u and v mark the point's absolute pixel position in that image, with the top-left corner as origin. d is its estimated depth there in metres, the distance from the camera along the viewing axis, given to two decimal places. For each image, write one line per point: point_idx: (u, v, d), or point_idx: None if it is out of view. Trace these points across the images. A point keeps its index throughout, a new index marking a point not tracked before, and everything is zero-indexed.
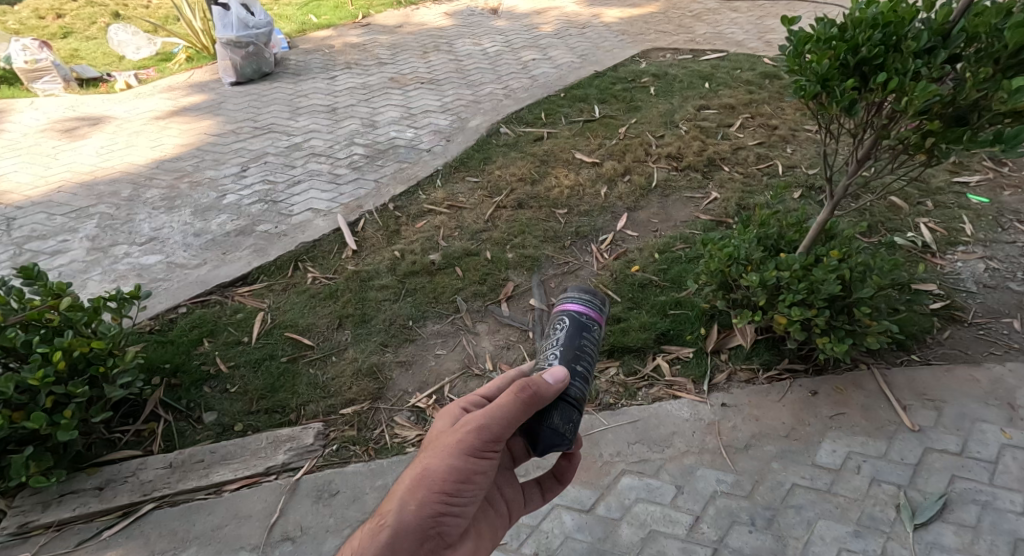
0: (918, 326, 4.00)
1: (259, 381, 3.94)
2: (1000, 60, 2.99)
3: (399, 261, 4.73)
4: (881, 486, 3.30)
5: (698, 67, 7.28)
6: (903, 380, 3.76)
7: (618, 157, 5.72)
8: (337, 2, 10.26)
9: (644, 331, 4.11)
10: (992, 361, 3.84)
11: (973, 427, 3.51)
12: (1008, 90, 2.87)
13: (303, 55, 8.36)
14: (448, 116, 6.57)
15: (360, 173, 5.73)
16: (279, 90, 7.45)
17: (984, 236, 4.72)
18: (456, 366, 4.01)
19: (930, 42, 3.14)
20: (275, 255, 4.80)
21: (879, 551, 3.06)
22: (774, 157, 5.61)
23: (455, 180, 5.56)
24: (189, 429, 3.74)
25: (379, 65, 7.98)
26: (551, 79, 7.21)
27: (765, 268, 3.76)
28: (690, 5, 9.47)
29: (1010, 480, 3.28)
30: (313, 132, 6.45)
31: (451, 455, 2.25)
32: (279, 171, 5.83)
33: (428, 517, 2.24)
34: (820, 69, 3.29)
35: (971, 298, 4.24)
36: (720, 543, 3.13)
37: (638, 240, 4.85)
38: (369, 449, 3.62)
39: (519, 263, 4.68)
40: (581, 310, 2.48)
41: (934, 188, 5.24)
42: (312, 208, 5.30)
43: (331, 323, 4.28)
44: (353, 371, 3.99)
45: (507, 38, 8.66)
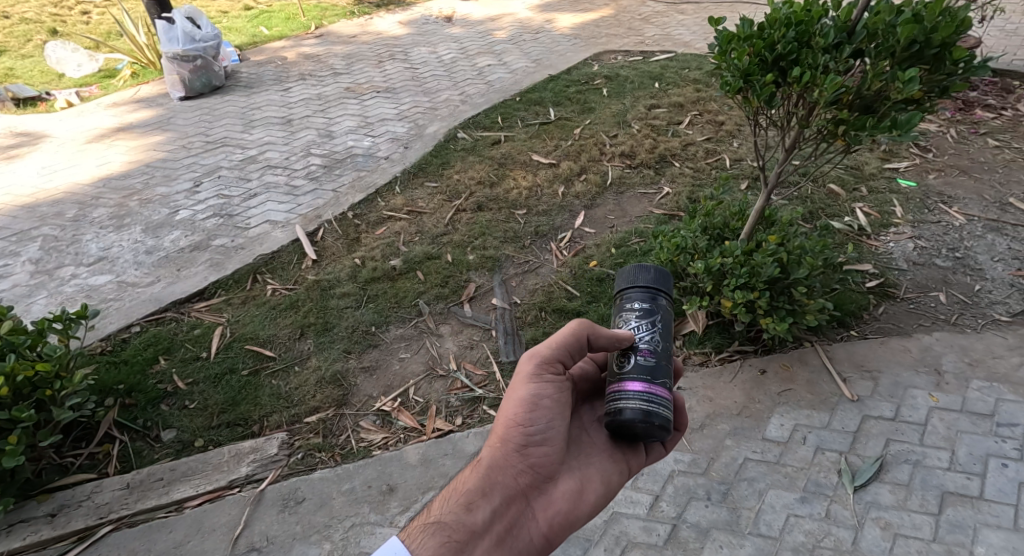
0: (855, 303, 4.14)
1: (219, 395, 3.89)
2: (896, 53, 3.15)
3: (360, 268, 4.71)
4: (825, 454, 3.43)
5: (649, 68, 7.40)
6: (843, 354, 3.89)
7: (574, 157, 5.79)
8: (288, 13, 10.19)
9: (603, 323, 4.17)
10: (921, 332, 3.99)
11: (905, 394, 3.66)
12: (901, 80, 3.03)
13: (255, 67, 8.28)
14: (405, 124, 6.57)
15: (317, 183, 5.70)
16: (232, 102, 7.37)
17: (913, 217, 4.91)
18: (420, 368, 4.03)
19: (837, 38, 3.27)
20: (232, 269, 4.75)
21: (824, 515, 3.20)
22: (721, 152, 5.74)
23: (414, 185, 5.56)
24: (147, 448, 3.68)
25: (333, 75, 7.94)
26: (506, 84, 7.26)
27: (710, 255, 3.88)
28: (638, 9, 9.62)
29: (939, 440, 3.44)
30: (268, 144, 6.40)
31: (518, 388, 2.58)
32: (233, 184, 5.76)
33: (513, 450, 2.56)
34: (741, 65, 3.39)
35: (903, 275, 4.40)
36: (679, 519, 3.22)
37: (595, 236, 4.92)
38: (335, 455, 3.61)
39: (480, 264, 4.71)
40: (656, 392, 2.42)
41: (868, 174, 5.42)
42: (269, 220, 5.25)
43: (292, 332, 4.25)
44: (317, 379, 3.97)
45: (461, 45, 8.69)
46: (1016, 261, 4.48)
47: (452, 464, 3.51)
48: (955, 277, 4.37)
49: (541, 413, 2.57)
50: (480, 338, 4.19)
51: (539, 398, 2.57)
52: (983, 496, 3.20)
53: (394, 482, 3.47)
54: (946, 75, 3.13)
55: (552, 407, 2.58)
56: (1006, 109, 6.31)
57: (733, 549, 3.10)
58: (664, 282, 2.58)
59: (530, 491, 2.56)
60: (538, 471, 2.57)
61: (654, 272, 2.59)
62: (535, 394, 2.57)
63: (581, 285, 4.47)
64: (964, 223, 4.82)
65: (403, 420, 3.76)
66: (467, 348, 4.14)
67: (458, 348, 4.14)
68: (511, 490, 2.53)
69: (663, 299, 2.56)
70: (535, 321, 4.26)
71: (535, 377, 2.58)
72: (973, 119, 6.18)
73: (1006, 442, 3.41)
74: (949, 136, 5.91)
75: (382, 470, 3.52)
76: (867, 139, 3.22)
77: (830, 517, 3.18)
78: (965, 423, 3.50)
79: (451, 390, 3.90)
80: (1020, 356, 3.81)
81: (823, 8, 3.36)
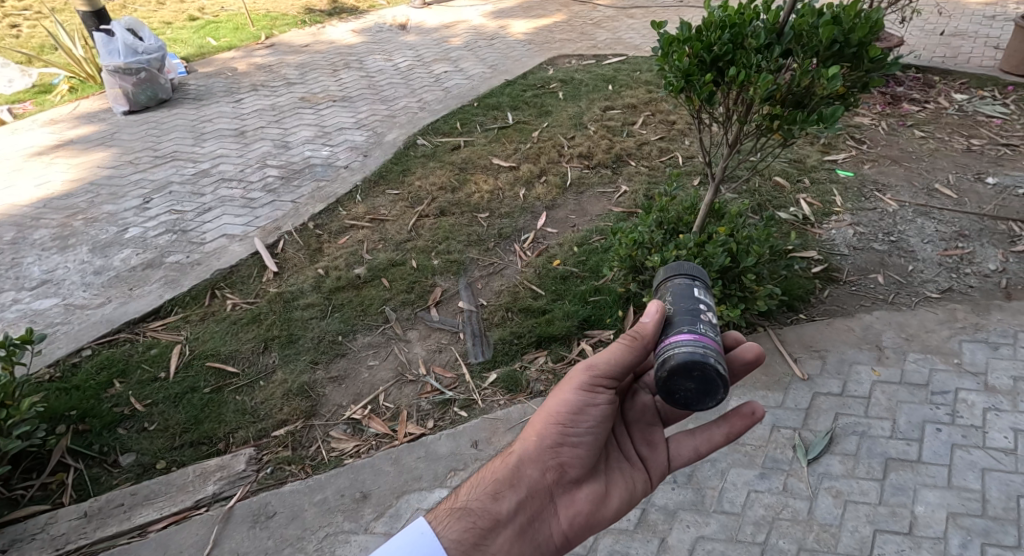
0: (802, 288, 4.30)
1: (181, 415, 3.84)
2: (820, 52, 3.29)
3: (323, 278, 4.69)
4: (780, 431, 3.60)
5: (603, 71, 7.50)
6: (793, 336, 4.05)
7: (533, 159, 5.85)
8: (236, 24, 10.06)
9: (568, 319, 4.24)
10: (863, 312, 4.18)
11: (850, 370, 3.85)
12: (826, 78, 3.18)
13: (203, 79, 8.17)
14: (364, 132, 6.56)
15: (275, 195, 5.65)
16: (180, 115, 7.26)
17: (851, 205, 5.08)
18: (389, 375, 4.03)
19: (768, 39, 3.43)
20: (188, 285, 4.69)
21: (781, 489, 3.37)
22: (674, 150, 5.85)
23: (376, 194, 5.55)
24: (105, 474, 3.61)
25: (287, 85, 7.88)
26: (464, 90, 7.29)
27: (666, 248, 4.00)
28: (590, 14, 9.74)
29: (882, 410, 3.65)
30: (221, 157, 6.32)
31: (563, 390, 2.64)
32: (186, 199, 5.69)
33: (547, 448, 2.62)
34: (681, 66, 3.46)
35: (846, 260, 4.58)
36: (647, 503, 3.36)
37: (558, 236, 4.98)
38: (305, 467, 3.60)
39: (445, 268, 4.73)
40: (696, 339, 2.45)
41: (809, 167, 5.57)
42: (227, 234, 5.20)
43: (255, 347, 4.21)
44: (284, 392, 3.94)
45: (417, 52, 8.69)
46: (945, 241, 4.69)
47: (424, 467, 3.54)
48: (891, 260, 4.57)
49: (582, 418, 2.62)
50: (448, 341, 4.21)
51: (582, 402, 2.63)
52: (922, 459, 3.43)
53: (367, 489, 3.48)
54: (865, 71, 3.29)
55: (595, 415, 2.63)
56: (930, 102, 6.53)
57: (700, 528, 3.25)
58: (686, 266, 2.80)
59: (559, 490, 2.61)
60: (568, 472, 2.63)
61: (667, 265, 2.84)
62: (578, 398, 2.62)
63: (546, 284, 4.52)
64: (897, 209, 5.02)
65: (374, 427, 3.76)
66: (436, 352, 4.15)
67: (426, 353, 4.16)
68: (539, 486, 2.60)
69: (694, 277, 2.69)
70: (502, 322, 4.30)
71: (581, 383, 2.62)
72: (901, 112, 6.38)
73: (941, 408, 3.64)
74: (880, 129, 6.09)
75: (354, 478, 3.52)
76: (800, 133, 3.39)
77: (787, 490, 3.36)
78: (904, 393, 3.72)
79: (421, 394, 3.91)
80: (951, 329, 4.04)
81: (754, 10, 3.48)
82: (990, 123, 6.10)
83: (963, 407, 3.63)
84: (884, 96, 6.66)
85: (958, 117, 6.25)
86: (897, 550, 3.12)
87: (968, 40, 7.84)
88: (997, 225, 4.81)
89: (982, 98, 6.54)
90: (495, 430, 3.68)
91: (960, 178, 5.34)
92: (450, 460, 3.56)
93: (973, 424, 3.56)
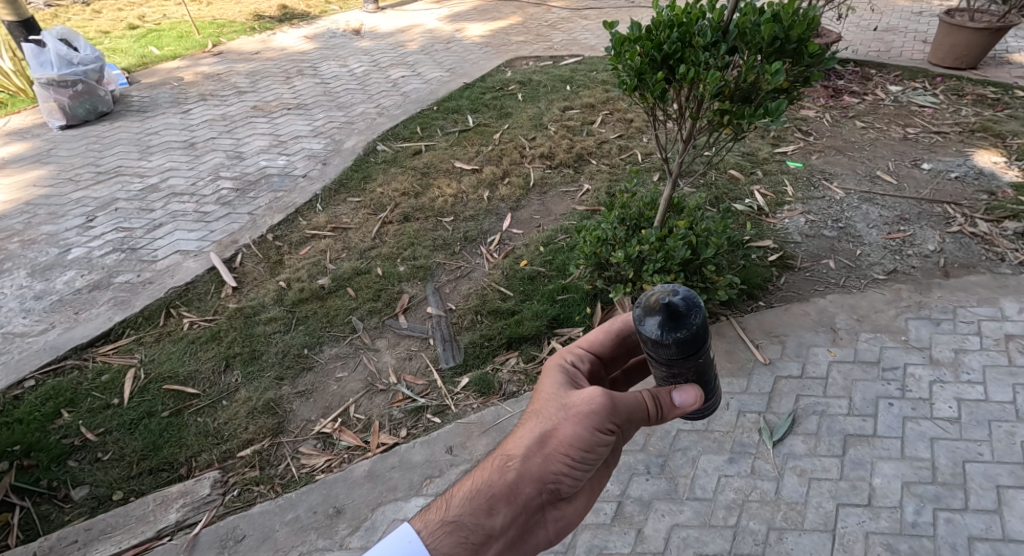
0: (760, 276, 4.40)
1: (138, 442, 3.78)
2: (764, 49, 3.39)
3: (285, 291, 4.65)
4: (746, 416, 3.67)
5: (559, 72, 7.56)
6: (754, 323, 4.14)
7: (495, 161, 5.88)
8: (180, 32, 9.89)
9: (537, 319, 4.27)
10: (818, 296, 4.30)
11: (809, 352, 3.95)
12: (769, 73, 3.29)
13: (146, 90, 8.03)
14: (321, 140, 6.50)
15: (230, 207, 5.58)
16: (124, 129, 7.13)
17: (801, 195, 5.20)
18: (359, 385, 4.02)
19: (714, 37, 3.49)
20: (140, 305, 4.61)
21: (749, 472, 3.44)
22: (633, 147, 5.92)
23: (336, 202, 5.52)
24: (56, 511, 3.54)
25: (238, 95, 7.78)
26: (423, 95, 7.28)
27: (629, 244, 4.07)
28: (546, 16, 9.80)
29: (839, 390, 3.76)
30: (170, 170, 6.24)
31: (580, 424, 2.47)
32: (134, 216, 5.59)
33: (549, 472, 2.52)
34: (634, 65, 3.50)
35: (799, 247, 4.69)
36: (622, 495, 3.40)
37: (523, 236, 5.01)
38: (275, 486, 3.58)
39: (411, 274, 4.72)
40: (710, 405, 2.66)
41: (761, 159, 5.67)
42: (180, 250, 5.12)
43: (216, 366, 4.16)
44: (249, 411, 3.90)
45: (373, 57, 8.66)
46: (888, 226, 4.84)
47: (399, 476, 3.55)
48: (841, 245, 4.69)
49: (593, 457, 2.51)
50: (418, 348, 4.22)
51: (595, 441, 2.49)
52: (877, 434, 3.55)
53: (341, 503, 3.48)
54: (806, 66, 3.41)
55: (601, 456, 2.52)
56: (869, 94, 6.70)
57: (675, 516, 3.31)
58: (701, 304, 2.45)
59: (550, 505, 2.57)
60: (562, 492, 2.57)
61: (684, 315, 2.37)
62: (593, 438, 2.48)
63: (514, 285, 4.55)
64: (844, 197, 5.15)
65: (346, 439, 3.74)
66: (406, 359, 4.15)
67: (396, 361, 4.15)
68: (534, 504, 2.53)
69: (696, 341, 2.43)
70: (472, 325, 4.32)
71: (600, 424, 2.47)
72: (843, 104, 6.52)
73: (892, 384, 3.76)
74: (825, 121, 6.23)
75: (327, 493, 3.52)
76: (750, 127, 3.48)
77: (755, 473, 3.43)
78: (859, 372, 3.83)
79: (393, 403, 3.91)
80: (898, 308, 4.17)
81: (699, 10, 3.56)
82: (924, 113, 6.28)
83: (912, 381, 3.76)
84: (825, 89, 6.80)
85: (895, 107, 6.42)
86: (859, 521, 3.23)
87: (899, 35, 8.06)
88: (934, 208, 4.98)
89: (915, 89, 6.73)
90: (471, 434, 3.70)
91: (898, 165, 5.51)
92: (425, 468, 3.58)
93: (922, 397, 3.69)
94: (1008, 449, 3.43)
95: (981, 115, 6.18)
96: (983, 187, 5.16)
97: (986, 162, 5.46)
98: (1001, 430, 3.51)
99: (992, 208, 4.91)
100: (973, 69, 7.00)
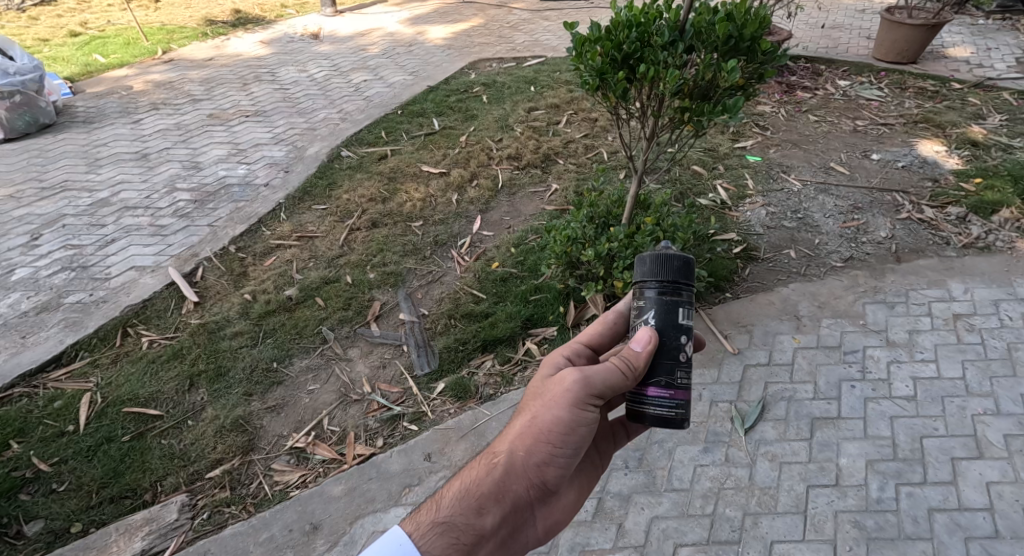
0: (726, 267, 4.47)
1: (97, 470, 3.71)
2: (719, 47, 3.46)
3: (251, 304, 4.59)
4: (718, 405, 3.75)
5: (522, 73, 7.58)
6: (722, 314, 4.22)
7: (463, 164, 5.88)
8: (127, 39, 9.55)
9: (511, 321, 4.29)
10: (781, 285, 4.39)
11: (775, 340, 4.05)
12: (726, 71, 3.33)
13: (93, 100, 7.68)
14: (282, 147, 6.39)
15: (188, 219, 5.42)
16: (69, 141, 6.79)
17: (761, 187, 5.29)
18: (332, 397, 4.01)
19: (672, 36, 3.54)
20: (94, 326, 4.47)
21: (723, 460, 3.52)
22: (599, 146, 5.97)
23: (301, 210, 5.46)
24: (9, 548, 3.45)
25: (192, 102, 7.53)
26: (386, 99, 7.24)
27: (598, 242, 4.11)
28: (506, 17, 9.83)
29: (804, 375, 3.87)
30: (122, 183, 5.98)
31: (556, 406, 2.52)
32: (83, 232, 5.36)
33: (535, 464, 2.57)
34: (595, 65, 3.53)
35: (761, 238, 4.78)
36: (601, 490, 3.45)
37: (494, 238, 5.03)
38: (247, 506, 3.57)
39: (382, 281, 4.71)
40: (673, 395, 2.48)
41: (722, 154, 5.74)
42: (136, 266, 4.96)
43: (180, 385, 4.09)
44: (216, 430, 3.86)
45: (333, 62, 8.59)
46: (843, 215, 4.96)
47: (377, 487, 3.57)
48: (800, 235, 4.79)
49: (574, 439, 2.54)
50: (392, 356, 4.22)
51: (575, 422, 2.52)
52: (841, 415, 3.67)
53: (318, 518, 3.48)
54: (760, 63, 3.53)
55: (584, 435, 2.55)
56: (820, 89, 6.82)
57: (653, 508, 3.37)
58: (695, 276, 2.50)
59: (538, 501, 2.64)
60: (549, 484, 2.62)
61: (665, 260, 2.47)
62: (573, 419, 2.52)
63: (486, 287, 4.57)
64: (801, 188, 5.26)
65: (321, 453, 3.74)
66: (380, 368, 4.15)
67: (370, 371, 4.15)
68: (522, 499, 2.58)
69: (671, 291, 2.48)
70: (445, 330, 4.32)
71: (576, 401, 2.51)
72: (796, 99, 6.62)
73: (853, 366, 3.89)
74: (780, 116, 6.32)
75: (304, 510, 3.51)
76: (709, 123, 3.58)
77: (728, 461, 3.52)
78: (822, 356, 3.95)
79: (368, 413, 3.91)
80: (855, 294, 4.30)
81: (656, 9, 3.59)
82: (870, 105, 6.42)
83: (871, 363, 3.89)
84: (779, 84, 6.89)
85: (844, 101, 6.55)
86: (828, 501, 3.33)
87: (845, 33, 8.21)
88: (884, 196, 5.12)
89: (862, 82, 6.88)
90: (448, 440, 3.73)
91: (850, 157, 5.64)
92: (404, 477, 3.60)
93: (881, 378, 3.82)
94: (960, 423, 3.58)
95: (923, 106, 6.34)
96: (928, 175, 5.33)
97: (930, 151, 5.63)
98: (954, 406, 3.66)
99: (936, 195, 5.08)
100: (914, 63, 7.14)
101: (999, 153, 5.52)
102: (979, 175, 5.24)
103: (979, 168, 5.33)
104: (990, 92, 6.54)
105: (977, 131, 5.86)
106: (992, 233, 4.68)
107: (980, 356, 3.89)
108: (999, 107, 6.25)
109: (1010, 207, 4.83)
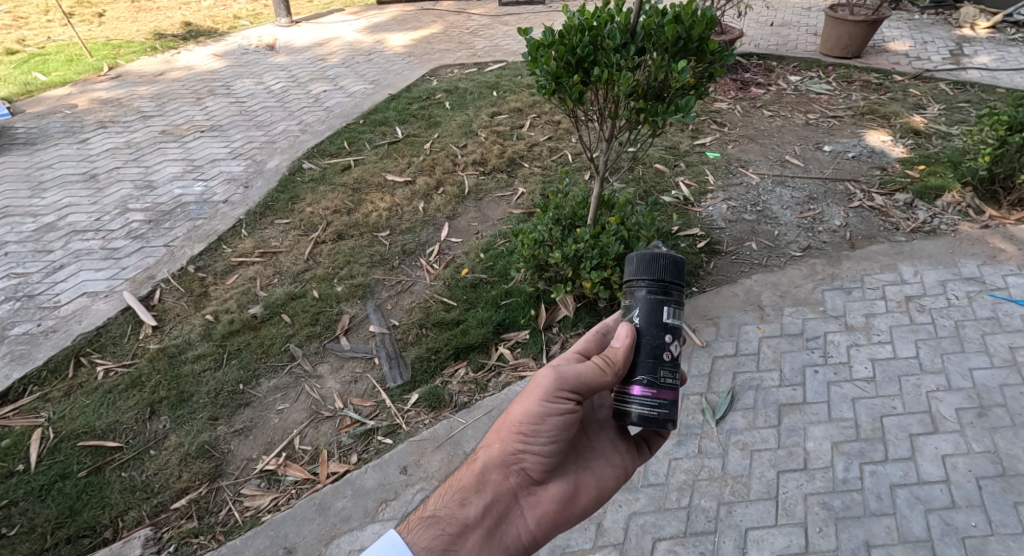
0: (692, 263, 4.54)
1: (52, 509, 3.62)
2: (669, 49, 3.52)
3: (213, 324, 4.52)
4: (689, 398, 3.81)
5: (484, 78, 7.60)
6: (689, 308, 4.28)
7: (428, 171, 5.87)
8: (70, 55, 9.36)
9: (482, 327, 4.30)
10: (745, 277, 4.46)
11: (741, 331, 4.11)
12: (676, 71, 3.43)
13: (34, 119, 7.51)
14: (241, 162, 6.32)
15: (143, 240, 5.33)
16: (11, 164, 6.63)
17: (722, 182, 5.37)
18: (303, 415, 3.97)
19: (623, 39, 3.58)
20: (44, 357, 4.36)
21: (697, 453, 3.58)
22: (563, 148, 6.02)
23: (264, 225, 5.40)
24: None
25: (143, 119, 7.40)
26: (347, 109, 7.20)
27: (565, 243, 4.13)
28: (466, 23, 9.84)
29: (770, 362, 3.94)
30: (70, 207, 5.85)
31: (527, 400, 2.64)
32: (30, 258, 5.23)
33: (511, 453, 2.67)
34: (550, 69, 3.56)
35: (723, 232, 4.85)
36: None
37: (462, 244, 5.03)
38: (217, 534, 3.52)
39: (350, 294, 4.68)
40: (654, 394, 2.52)
41: (683, 152, 5.80)
42: (87, 292, 4.85)
43: (140, 414, 4.01)
44: (181, 458, 3.80)
45: (291, 73, 8.52)
46: (800, 206, 5.06)
47: (351, 504, 3.55)
48: (760, 228, 4.87)
49: (545, 427, 2.64)
50: (363, 369, 4.19)
51: (546, 413, 2.62)
52: (806, 400, 3.75)
53: (291, 542, 3.45)
54: (709, 62, 3.61)
55: (557, 425, 2.63)
56: (772, 85, 6.94)
57: (631, 505, 3.41)
58: (666, 273, 2.55)
59: (525, 493, 2.69)
60: (532, 475, 2.69)
61: (648, 259, 2.57)
62: (542, 409, 2.62)
63: (456, 294, 4.57)
64: (758, 181, 5.36)
65: (293, 474, 3.70)
66: (351, 383, 4.12)
67: (341, 386, 4.11)
68: (504, 489, 2.68)
69: (662, 292, 2.55)
70: (417, 339, 4.32)
71: (547, 396, 2.61)
72: (751, 95, 6.74)
73: (815, 351, 3.97)
74: (736, 112, 6.42)
75: (275, 534, 3.47)
76: (664, 123, 3.64)
77: (701, 453, 3.58)
78: (785, 343, 4.02)
79: (341, 429, 3.88)
80: (814, 281, 4.38)
81: (607, 13, 3.62)
82: (821, 99, 6.56)
83: (832, 347, 3.98)
84: (733, 82, 6.99)
85: (795, 96, 6.68)
86: (797, 485, 3.42)
87: (795, 29, 8.38)
88: (836, 186, 5.24)
89: (810, 78, 7.02)
90: (424, 451, 3.72)
91: (803, 149, 5.76)
92: (380, 492, 3.58)
93: (841, 360, 3.91)
94: (916, 399, 3.70)
95: (869, 98, 6.50)
96: (876, 163, 5.47)
97: (876, 141, 5.77)
98: (910, 384, 3.77)
99: (885, 183, 5.22)
100: (858, 57, 7.32)
101: (939, 141, 5.69)
102: (921, 163, 5.39)
103: (921, 155, 5.48)
104: (928, 83, 6.73)
105: (918, 121, 6.03)
106: (936, 217, 4.82)
107: (931, 335, 4.00)
108: (937, 97, 6.43)
109: (952, 192, 4.98)
